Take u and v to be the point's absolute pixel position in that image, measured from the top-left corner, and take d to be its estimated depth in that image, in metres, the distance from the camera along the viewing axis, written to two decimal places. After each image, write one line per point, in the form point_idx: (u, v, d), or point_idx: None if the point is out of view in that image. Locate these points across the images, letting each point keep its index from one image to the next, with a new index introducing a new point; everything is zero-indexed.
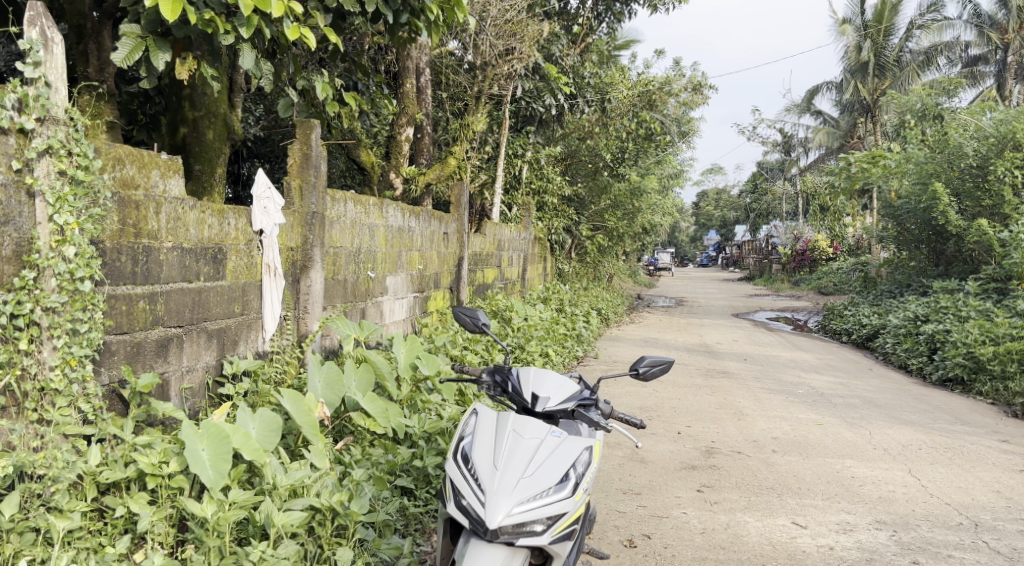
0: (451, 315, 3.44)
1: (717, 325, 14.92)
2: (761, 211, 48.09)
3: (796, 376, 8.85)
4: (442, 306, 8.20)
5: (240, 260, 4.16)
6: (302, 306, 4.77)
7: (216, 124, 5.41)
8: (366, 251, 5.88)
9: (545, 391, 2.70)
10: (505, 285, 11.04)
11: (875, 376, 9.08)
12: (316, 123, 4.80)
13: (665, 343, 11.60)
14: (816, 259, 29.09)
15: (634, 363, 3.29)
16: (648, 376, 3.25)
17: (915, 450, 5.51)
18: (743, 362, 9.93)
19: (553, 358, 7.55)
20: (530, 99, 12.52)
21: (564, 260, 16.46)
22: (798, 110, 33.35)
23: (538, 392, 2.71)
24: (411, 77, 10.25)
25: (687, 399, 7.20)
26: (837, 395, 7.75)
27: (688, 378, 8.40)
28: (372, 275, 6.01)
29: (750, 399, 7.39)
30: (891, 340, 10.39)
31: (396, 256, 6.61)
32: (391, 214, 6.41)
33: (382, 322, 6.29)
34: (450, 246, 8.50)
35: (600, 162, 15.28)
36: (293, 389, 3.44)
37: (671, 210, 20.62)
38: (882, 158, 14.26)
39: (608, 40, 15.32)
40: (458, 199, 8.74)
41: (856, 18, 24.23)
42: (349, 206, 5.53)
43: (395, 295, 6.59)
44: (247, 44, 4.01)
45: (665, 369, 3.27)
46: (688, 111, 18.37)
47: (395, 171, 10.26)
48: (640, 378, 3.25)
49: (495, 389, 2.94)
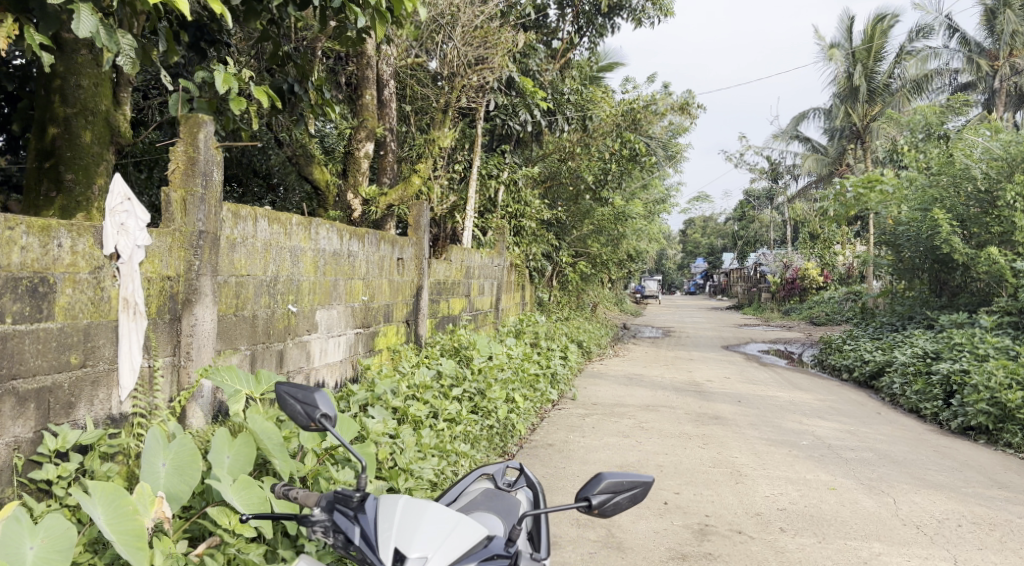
0: (275, 395, 2.44)
1: (707, 359, 13.88)
2: (749, 239, 47.26)
3: (797, 422, 7.84)
4: (395, 343, 7.15)
5: (80, 294, 3.16)
6: (183, 351, 3.75)
7: (94, 124, 4.38)
8: (287, 280, 4.90)
9: (419, 551, 2.04)
10: (474, 316, 9.99)
11: (886, 421, 8.10)
12: (207, 120, 3.83)
13: (651, 381, 10.56)
14: (806, 288, 28.13)
15: (585, 489, 2.44)
16: (606, 509, 2.41)
17: (954, 529, 4.52)
18: (738, 404, 8.91)
19: (520, 406, 6.53)
20: (506, 116, 11.60)
21: (542, 289, 15.36)
22: (785, 136, 32.66)
23: (407, 551, 2.04)
24: (371, 87, 9.31)
25: (675, 455, 6.19)
26: (846, 448, 6.74)
27: (676, 426, 7.37)
28: (294, 309, 5.00)
29: (748, 452, 6.39)
30: (899, 379, 9.41)
31: (331, 285, 5.60)
32: (324, 237, 5.42)
33: (310, 365, 5.28)
34: (406, 274, 7.48)
35: (582, 185, 14.19)
36: (107, 485, 2.48)
37: (656, 237, 19.64)
38: (879, 183, 13.37)
39: (589, 56, 14.45)
40: (417, 220, 7.71)
41: (845, 43, 23.65)
42: (262, 224, 4.58)
43: (329, 332, 5.56)
44: (85, 4, 3.08)
45: (634, 496, 2.44)
46: (674, 134, 17.54)
47: (353, 192, 9.26)
48: (597, 511, 2.40)
49: (334, 533, 2.21)
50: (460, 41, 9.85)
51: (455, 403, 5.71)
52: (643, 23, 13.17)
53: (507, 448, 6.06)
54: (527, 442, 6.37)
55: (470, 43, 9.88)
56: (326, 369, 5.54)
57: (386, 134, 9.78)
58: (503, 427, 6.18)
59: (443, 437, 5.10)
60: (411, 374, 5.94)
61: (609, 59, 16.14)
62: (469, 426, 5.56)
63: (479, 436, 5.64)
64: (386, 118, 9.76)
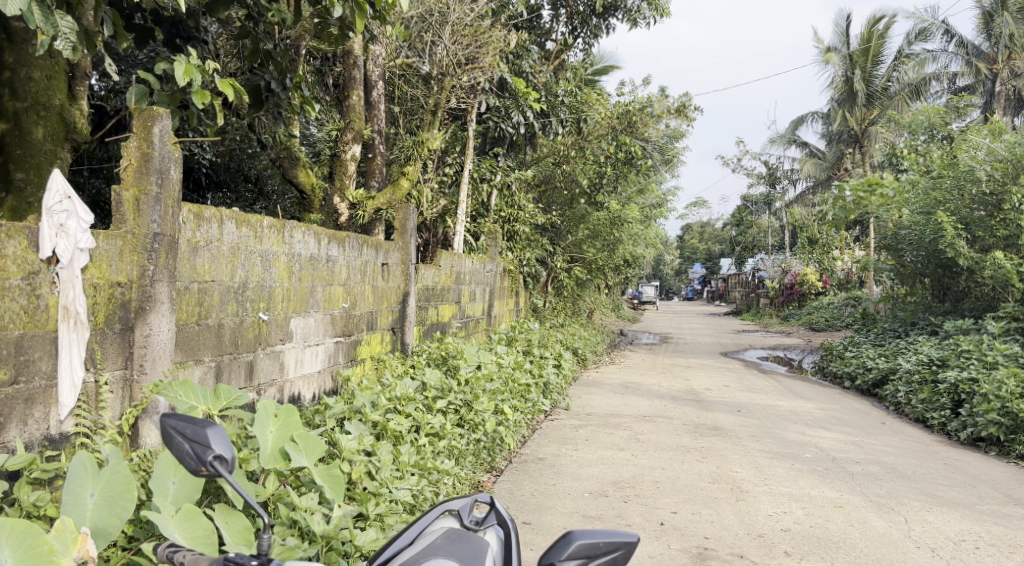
0: (160, 430, 1.94)
1: (705, 366, 13.56)
2: (745, 244, 47.08)
3: (800, 433, 7.54)
4: (379, 352, 6.84)
5: (10, 302, 2.87)
6: (136, 364, 3.44)
7: (47, 120, 4.08)
8: (257, 286, 4.61)
9: None
10: (465, 323, 9.68)
11: (892, 431, 7.82)
12: (164, 113, 3.53)
13: (647, 389, 10.25)
14: (805, 293, 27.83)
15: (553, 550, 2.06)
16: None
17: (973, 552, 4.26)
18: (737, 414, 8.60)
19: (510, 418, 6.23)
20: (498, 119, 11.33)
21: (537, 295, 15.01)
22: (782, 140, 32.43)
23: None
24: (358, 87, 9.05)
25: (673, 469, 5.89)
26: (852, 460, 6.44)
27: (673, 438, 7.05)
28: (265, 317, 4.71)
29: (749, 466, 6.09)
30: (904, 388, 9.11)
31: (308, 292, 5.31)
32: (299, 241, 5.13)
33: (283, 377, 4.99)
34: (392, 280, 7.18)
35: (577, 188, 13.88)
36: (17, 522, 2.25)
37: (653, 242, 19.34)
38: (879, 186, 13.10)
39: (584, 58, 14.19)
40: (403, 224, 7.43)
41: (842, 47, 23.44)
42: (229, 227, 4.29)
43: (304, 342, 5.26)
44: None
45: (614, 560, 2.07)
46: (670, 138, 17.28)
47: (340, 195, 8.96)
48: None
49: None
50: (450, 40, 9.62)
51: (439, 416, 5.41)
52: (639, 23, 12.92)
53: (494, 464, 5.77)
54: (516, 456, 6.06)
55: (459, 42, 9.64)
56: (302, 380, 5.24)
57: (374, 135, 9.48)
58: (490, 440, 5.89)
59: (425, 454, 4.79)
60: (393, 385, 5.63)
61: (604, 62, 15.86)
62: (453, 440, 5.26)
63: (464, 450, 5.33)
64: (374, 119, 9.50)
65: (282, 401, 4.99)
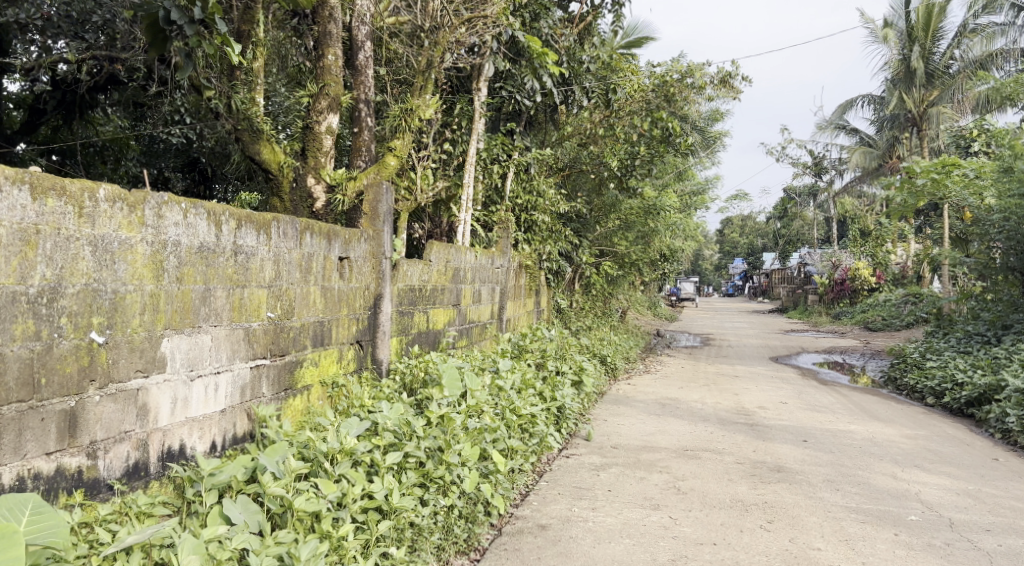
0: None
1: (755, 376, 11.66)
2: (791, 237, 44.84)
3: (895, 477, 5.71)
4: (336, 373, 5.14)
5: None
6: None
7: None
8: (88, 292, 3.03)
9: None
10: (466, 329, 7.97)
11: (1014, 472, 5.97)
12: None
13: (689, 409, 8.44)
14: (857, 290, 25.56)
15: None
16: None
17: None
18: (803, 446, 6.76)
19: (500, 470, 4.53)
20: (512, 88, 9.82)
21: (562, 293, 13.06)
22: (830, 126, 30.07)
23: None
24: (336, 45, 7.24)
25: (727, 547, 4.14)
26: (978, 525, 4.62)
27: (727, 488, 5.27)
28: (101, 339, 3.09)
29: (834, 537, 4.34)
30: (1015, 411, 7.23)
31: (197, 301, 3.64)
32: (175, 224, 3.48)
33: (151, 427, 3.37)
34: (356, 279, 5.43)
35: (605, 171, 11.57)
36: None
37: (693, 233, 17.36)
38: (958, 166, 10.93)
39: (613, 25, 12.28)
40: (374, 207, 5.74)
41: (899, 21, 21.06)
42: (12, 197, 2.76)
43: (189, 372, 3.60)
44: None
45: None
46: (710, 115, 15.48)
47: (314, 175, 7.10)
48: None
49: None
50: None
51: (388, 478, 3.75)
52: None
53: (476, 541, 4.10)
54: (509, 524, 4.37)
55: None
56: (188, 427, 3.60)
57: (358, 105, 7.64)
58: (470, 503, 4.23)
59: (347, 553, 3.21)
60: (329, 433, 3.94)
61: (637, 32, 13.97)
62: (405, 516, 3.62)
63: (424, 527, 3.71)
64: (361, 86, 7.66)
65: (148, 462, 3.36)
